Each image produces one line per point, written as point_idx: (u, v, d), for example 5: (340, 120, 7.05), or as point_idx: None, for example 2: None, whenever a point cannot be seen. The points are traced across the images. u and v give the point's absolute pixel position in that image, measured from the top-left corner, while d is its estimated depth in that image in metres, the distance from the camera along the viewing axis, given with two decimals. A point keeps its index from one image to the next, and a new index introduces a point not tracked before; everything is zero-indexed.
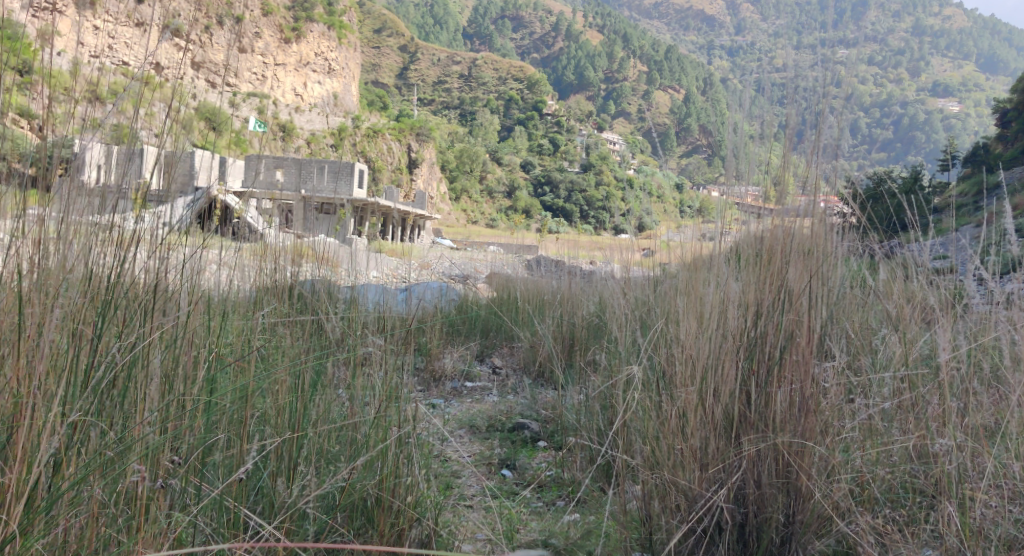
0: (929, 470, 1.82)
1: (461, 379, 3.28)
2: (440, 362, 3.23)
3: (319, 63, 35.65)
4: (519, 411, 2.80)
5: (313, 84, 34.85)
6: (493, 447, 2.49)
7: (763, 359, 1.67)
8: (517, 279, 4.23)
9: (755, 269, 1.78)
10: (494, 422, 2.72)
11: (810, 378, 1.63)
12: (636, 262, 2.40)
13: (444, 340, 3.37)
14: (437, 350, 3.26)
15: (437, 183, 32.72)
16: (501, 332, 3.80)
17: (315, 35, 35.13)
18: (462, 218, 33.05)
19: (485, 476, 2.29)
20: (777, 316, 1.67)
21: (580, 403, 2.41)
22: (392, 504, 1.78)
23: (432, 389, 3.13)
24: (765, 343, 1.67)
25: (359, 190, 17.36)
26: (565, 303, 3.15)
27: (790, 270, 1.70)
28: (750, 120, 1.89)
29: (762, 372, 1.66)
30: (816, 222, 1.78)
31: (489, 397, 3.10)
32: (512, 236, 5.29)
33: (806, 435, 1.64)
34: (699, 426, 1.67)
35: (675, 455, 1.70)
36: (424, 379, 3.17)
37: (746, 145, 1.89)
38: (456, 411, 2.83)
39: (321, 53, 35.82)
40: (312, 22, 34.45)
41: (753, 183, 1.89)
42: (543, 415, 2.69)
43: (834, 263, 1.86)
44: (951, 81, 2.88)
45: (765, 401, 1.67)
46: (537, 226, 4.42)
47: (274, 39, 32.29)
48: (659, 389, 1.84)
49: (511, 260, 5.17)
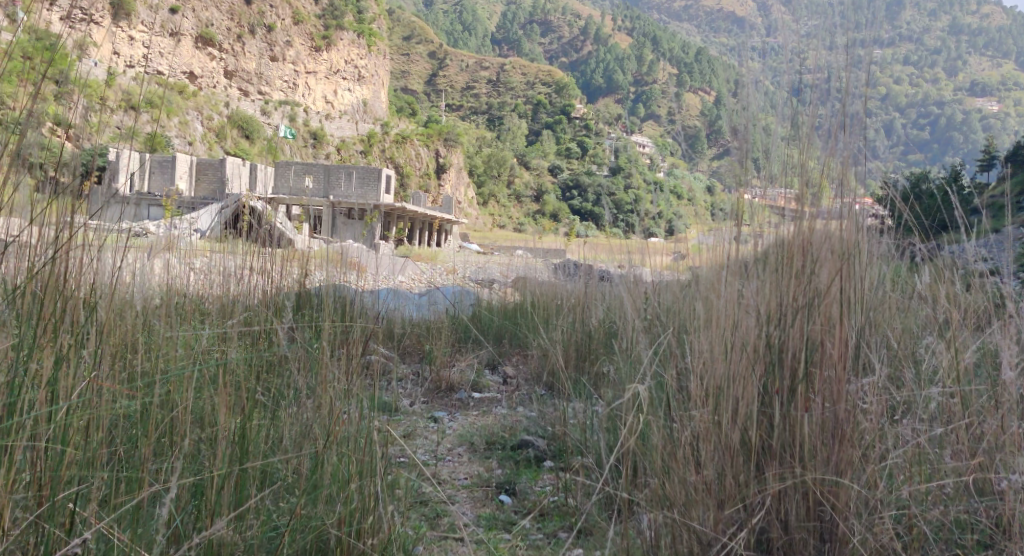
0: (994, 509, 1.74)
1: (468, 390, 3.22)
2: (448, 372, 3.21)
3: (350, 70, 35.96)
4: (524, 427, 2.71)
5: (343, 92, 35.17)
6: (493, 468, 2.41)
7: (786, 377, 1.63)
8: (537, 285, 4.17)
9: (776, 271, 1.73)
10: (499, 439, 2.64)
11: (841, 397, 1.60)
12: (666, 265, 2.37)
13: (449, 351, 3.37)
14: (441, 359, 3.28)
15: (465, 189, 32.81)
16: (515, 340, 3.73)
17: (346, 43, 35.45)
18: (489, 224, 33.08)
19: (480, 503, 2.19)
20: (801, 326, 1.63)
21: (585, 421, 2.31)
22: (354, 546, 1.66)
23: (437, 401, 3.09)
24: (788, 356, 1.63)
25: (387, 196, 17.44)
26: (582, 309, 3.07)
27: (817, 273, 1.67)
28: (783, 122, 1.84)
29: (785, 391, 1.62)
30: (847, 224, 1.77)
31: (496, 410, 3.03)
32: (538, 240, 5.23)
33: (840, 468, 1.60)
34: (712, 451, 1.63)
35: (689, 490, 1.65)
36: (430, 391, 3.13)
37: (779, 147, 1.84)
38: (459, 428, 2.76)
39: (352, 61, 36.15)
40: (342, 30, 34.86)
41: (785, 185, 1.83)
42: (549, 432, 2.57)
43: (871, 266, 1.84)
44: (989, 80, 2.78)
45: (789, 427, 1.62)
46: (564, 231, 4.34)
47: (303, 47, 32.72)
48: (674, 413, 1.78)
49: (533, 264, 5.08)
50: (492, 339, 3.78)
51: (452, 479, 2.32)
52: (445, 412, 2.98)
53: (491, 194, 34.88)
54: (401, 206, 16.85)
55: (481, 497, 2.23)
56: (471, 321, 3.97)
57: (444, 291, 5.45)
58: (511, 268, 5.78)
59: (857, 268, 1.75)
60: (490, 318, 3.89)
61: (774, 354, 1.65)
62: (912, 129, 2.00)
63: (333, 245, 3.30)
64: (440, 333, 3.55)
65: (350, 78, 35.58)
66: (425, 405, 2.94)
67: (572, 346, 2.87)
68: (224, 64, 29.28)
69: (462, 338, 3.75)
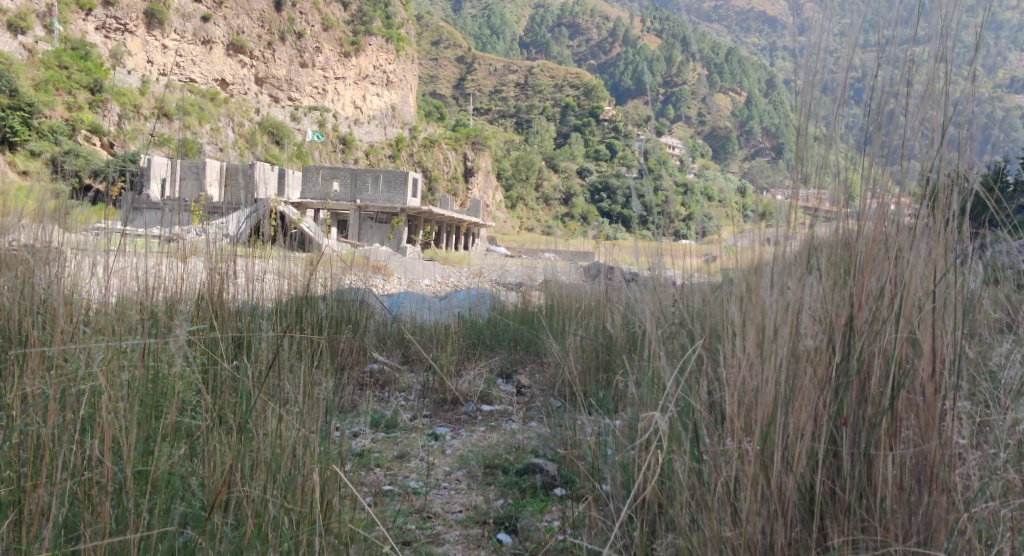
0: None
1: (477, 401, 3.16)
2: (454, 383, 3.17)
3: (380, 76, 36.30)
4: (531, 448, 2.59)
5: (373, 97, 35.54)
6: (492, 499, 2.29)
7: (857, 411, 1.59)
8: (563, 287, 4.08)
9: (837, 277, 1.70)
10: (502, 463, 2.52)
11: (934, 433, 1.57)
12: (698, 267, 2.29)
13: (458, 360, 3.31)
14: (449, 369, 3.23)
15: (492, 192, 32.96)
16: (532, 346, 3.67)
17: (375, 49, 35.81)
18: (516, 228, 33.10)
19: (474, 545, 2.04)
20: (874, 348, 1.60)
21: (597, 450, 2.14)
22: None
23: (444, 412, 3.09)
24: (862, 383, 1.60)
25: (415, 199, 17.46)
26: (604, 315, 2.99)
27: (875, 277, 1.65)
28: (816, 121, 1.79)
29: (854, 425, 1.58)
30: (907, 232, 1.75)
31: (505, 424, 2.96)
32: (567, 242, 5.13)
33: (929, 520, 1.56)
34: (756, 504, 1.56)
35: (727, 549, 1.58)
36: (435, 402, 3.11)
37: (811, 146, 1.79)
38: (462, 446, 2.70)
39: (383, 67, 36.49)
40: (371, 37, 35.29)
41: (820, 186, 1.79)
42: (559, 457, 2.46)
43: (951, 273, 1.80)
44: None
45: (865, 467, 1.58)
46: (593, 232, 4.23)
47: (334, 53, 33.20)
48: (713, 454, 1.68)
49: (556, 267, 4.99)
50: (507, 344, 3.74)
51: (445, 513, 2.21)
52: (446, 426, 2.93)
53: (519, 197, 34.96)
54: (427, 209, 16.85)
55: (476, 536, 2.09)
56: (485, 327, 3.94)
57: (466, 294, 5.42)
58: (535, 271, 5.71)
59: (936, 278, 1.72)
60: (507, 323, 3.85)
61: (843, 369, 1.61)
62: (977, 120, 1.86)
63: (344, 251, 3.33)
64: (448, 339, 3.50)
65: (379, 83, 35.96)
66: (426, 420, 2.92)
67: (588, 356, 2.79)
68: (255, 71, 29.91)
69: (476, 344, 3.71)
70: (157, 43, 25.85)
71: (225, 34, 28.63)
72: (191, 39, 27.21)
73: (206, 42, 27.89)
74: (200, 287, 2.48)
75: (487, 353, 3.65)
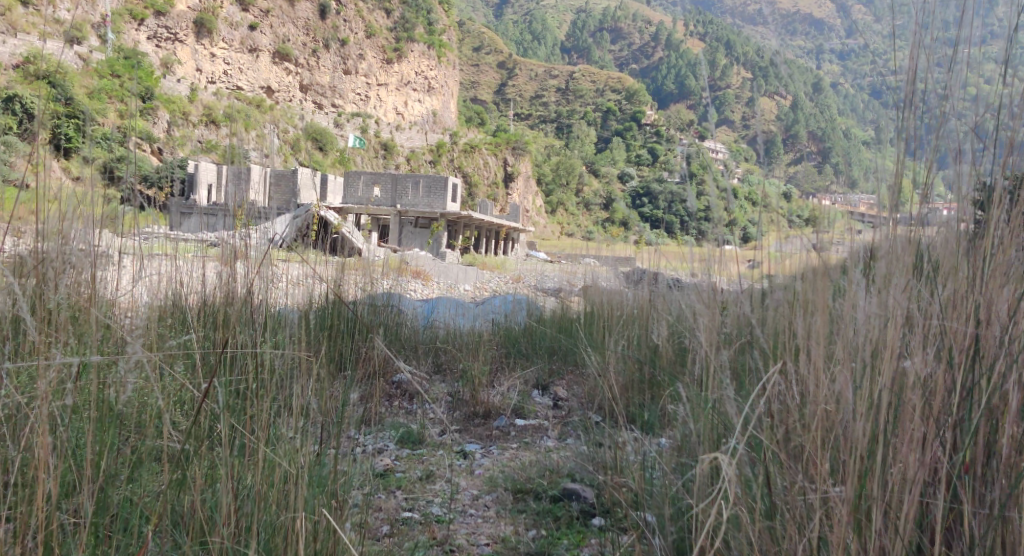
0: None
1: (510, 416, 3.07)
2: (487, 396, 3.10)
3: (422, 82, 36.61)
4: (567, 471, 2.46)
5: (415, 103, 35.87)
6: (523, 529, 2.16)
7: (978, 455, 1.49)
8: (604, 295, 3.98)
9: (954, 299, 1.59)
10: (535, 489, 2.40)
11: None
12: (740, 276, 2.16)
13: (490, 372, 3.23)
14: (480, 381, 3.16)
15: (532, 197, 33.02)
16: (571, 355, 3.56)
17: (418, 55, 36.12)
18: (556, 234, 32.98)
19: None
20: (999, 384, 1.49)
21: (637, 480, 2.00)
22: None
23: (476, 427, 3.01)
24: (986, 424, 1.50)
25: (455, 204, 17.50)
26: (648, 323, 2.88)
27: (1001, 301, 1.53)
28: (864, 125, 1.81)
29: (976, 472, 1.48)
30: None
31: (540, 441, 2.86)
32: (609, 249, 5.01)
33: None
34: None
35: None
36: (466, 417, 3.04)
37: (859, 150, 1.79)
38: (490, 467, 2.59)
39: (425, 73, 36.79)
40: (414, 43, 35.62)
41: (868, 192, 1.77)
42: (597, 483, 2.32)
43: None
44: None
45: (997, 525, 1.45)
46: (635, 239, 4.11)
47: (377, 60, 33.60)
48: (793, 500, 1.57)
49: (598, 271, 4.90)
50: (544, 355, 3.66)
51: (471, 545, 2.07)
52: (477, 443, 2.85)
53: (560, 203, 34.86)
54: (468, 213, 16.90)
55: None
56: (523, 336, 3.86)
57: (505, 300, 5.37)
58: (576, 276, 5.63)
59: None
60: (544, 331, 3.76)
61: (963, 405, 1.51)
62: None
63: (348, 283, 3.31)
64: (479, 349, 3.44)
65: (421, 90, 36.28)
66: (455, 435, 2.84)
67: (628, 369, 2.69)
68: (300, 79, 30.48)
69: (511, 353, 3.65)
70: (205, 51, 26.52)
71: (271, 43, 29.22)
72: (238, 46, 27.83)
73: (253, 50, 28.48)
74: (221, 296, 2.44)
75: (524, 363, 3.56)
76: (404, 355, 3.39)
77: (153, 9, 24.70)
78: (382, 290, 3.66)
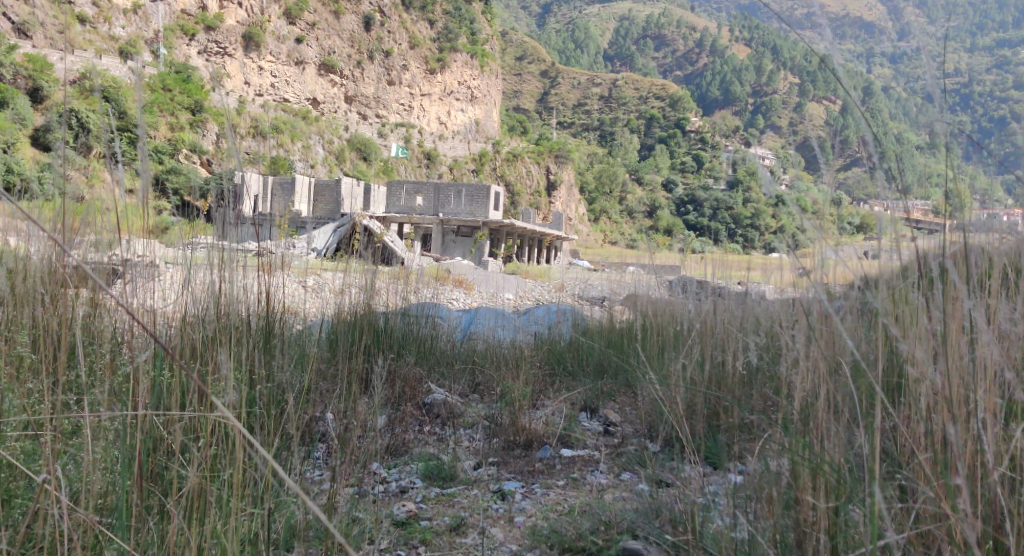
0: None
1: (556, 446, 2.85)
2: (528, 422, 2.87)
3: (464, 92, 36.70)
4: (629, 524, 2.09)
5: (457, 113, 35.99)
6: None
7: None
8: (651, 301, 3.89)
9: None
10: (588, 548, 2.02)
11: None
12: (804, 292, 1.91)
13: (531, 395, 3.04)
14: (521, 404, 2.93)
15: (574, 204, 32.92)
16: (621, 374, 3.36)
17: (460, 64, 36.23)
18: (599, 241, 32.78)
19: None
20: None
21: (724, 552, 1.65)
22: None
23: (518, 456, 2.80)
24: None
25: (496, 212, 17.44)
26: (708, 341, 2.68)
27: None
28: (914, 131, 1.75)
29: None
30: None
31: (591, 476, 2.59)
32: (652, 255, 4.85)
33: None
34: None
35: None
36: (506, 446, 2.83)
37: (910, 157, 1.76)
38: (532, 513, 2.30)
39: (467, 83, 36.87)
40: (457, 52, 35.76)
41: (921, 198, 1.78)
42: (665, 542, 1.93)
43: None
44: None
45: None
46: (683, 246, 3.95)
47: (419, 70, 33.84)
48: None
49: (644, 278, 4.72)
50: (590, 369, 3.60)
51: None
52: (516, 480, 2.60)
53: (603, 210, 34.54)
54: (510, 220, 16.85)
55: None
56: (568, 351, 3.80)
57: (547, 309, 5.29)
58: (621, 284, 5.47)
59: None
60: (591, 347, 3.67)
61: None
62: None
63: (369, 302, 3.18)
64: (520, 367, 3.31)
65: (463, 99, 36.43)
66: (492, 472, 2.61)
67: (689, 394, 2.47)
68: (344, 89, 30.88)
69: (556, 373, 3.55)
70: (252, 63, 27.10)
71: (316, 55, 29.66)
72: (284, 59, 28.30)
73: (299, 62, 28.91)
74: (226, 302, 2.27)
75: (569, 383, 3.50)
76: (438, 373, 3.34)
77: (203, 25, 25.21)
78: (412, 309, 3.57)
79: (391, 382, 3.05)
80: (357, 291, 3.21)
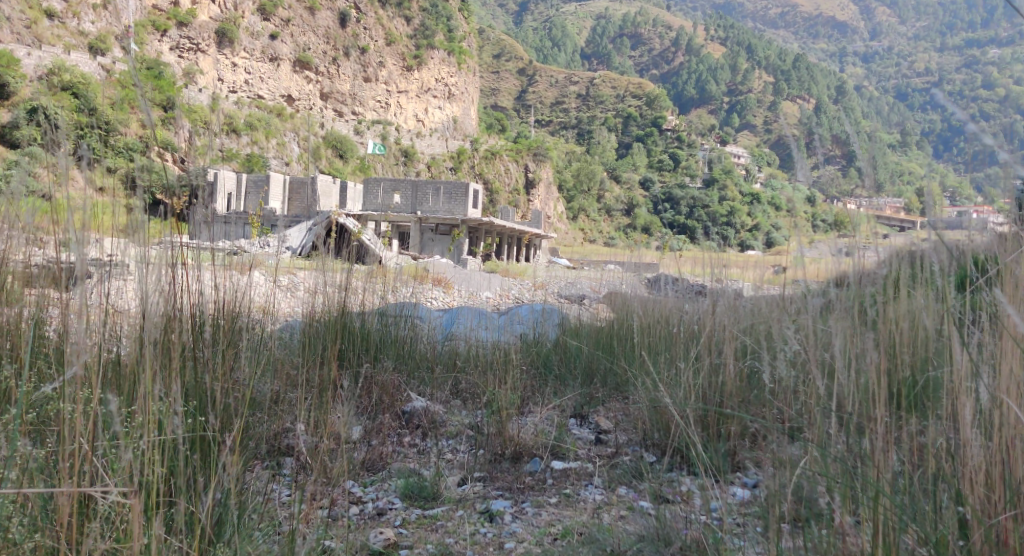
0: None
1: (546, 458, 2.77)
2: (514, 432, 2.80)
3: (442, 90, 36.58)
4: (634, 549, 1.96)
5: (435, 110, 35.84)
6: None
7: None
8: (635, 302, 3.87)
9: None
10: None
11: None
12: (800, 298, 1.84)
13: (516, 401, 2.97)
14: (508, 413, 2.88)
15: (552, 202, 32.90)
16: (610, 377, 3.39)
17: (437, 62, 36.11)
18: (577, 239, 32.75)
19: None
20: None
21: None
22: None
23: (505, 471, 2.73)
24: None
25: (474, 210, 17.36)
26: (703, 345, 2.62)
27: None
28: (889, 127, 1.72)
29: None
30: None
31: (585, 492, 2.49)
32: (634, 255, 4.83)
33: None
34: None
35: None
36: (491, 461, 2.75)
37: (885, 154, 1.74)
38: (523, 533, 2.19)
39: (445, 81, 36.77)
40: (434, 50, 35.65)
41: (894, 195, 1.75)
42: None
43: None
44: None
45: None
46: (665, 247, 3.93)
47: (396, 68, 33.69)
48: None
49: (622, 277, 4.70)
50: (575, 372, 3.56)
51: None
52: (506, 498, 2.49)
53: (581, 208, 34.53)
54: (489, 219, 16.79)
55: None
56: (555, 353, 3.76)
57: (531, 310, 5.29)
58: (601, 286, 5.45)
59: None
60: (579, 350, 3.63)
61: None
62: None
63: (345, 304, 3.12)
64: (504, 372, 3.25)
65: (441, 97, 36.30)
66: (475, 490, 2.54)
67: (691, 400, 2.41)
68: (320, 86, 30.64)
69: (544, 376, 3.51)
70: (226, 60, 26.84)
71: (292, 52, 29.43)
72: (259, 55, 28.07)
73: (274, 58, 28.63)
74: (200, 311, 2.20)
75: (557, 387, 3.44)
76: (417, 379, 3.31)
77: (176, 20, 24.93)
78: (390, 311, 3.52)
79: (369, 390, 3.05)
80: (334, 293, 3.14)
